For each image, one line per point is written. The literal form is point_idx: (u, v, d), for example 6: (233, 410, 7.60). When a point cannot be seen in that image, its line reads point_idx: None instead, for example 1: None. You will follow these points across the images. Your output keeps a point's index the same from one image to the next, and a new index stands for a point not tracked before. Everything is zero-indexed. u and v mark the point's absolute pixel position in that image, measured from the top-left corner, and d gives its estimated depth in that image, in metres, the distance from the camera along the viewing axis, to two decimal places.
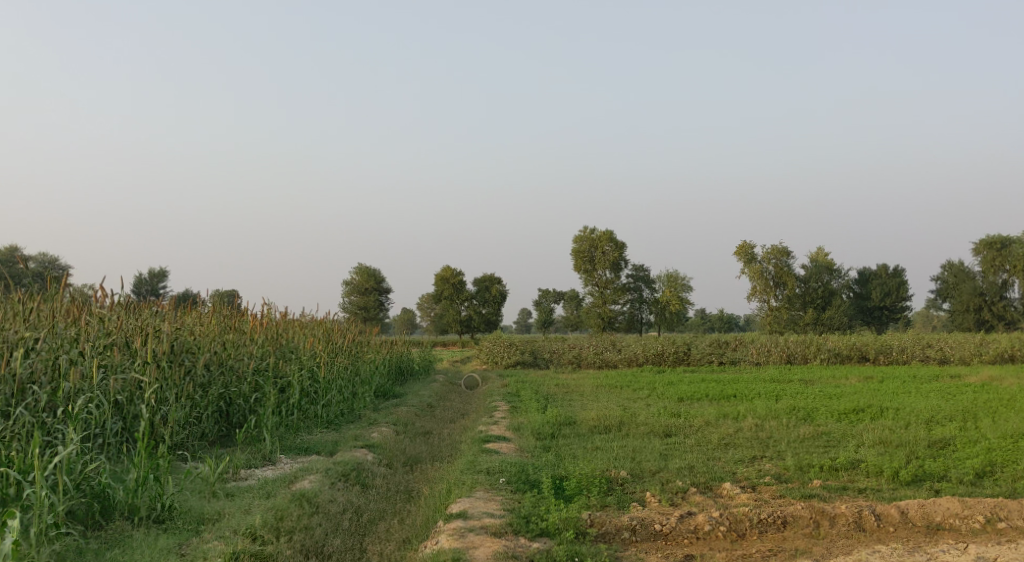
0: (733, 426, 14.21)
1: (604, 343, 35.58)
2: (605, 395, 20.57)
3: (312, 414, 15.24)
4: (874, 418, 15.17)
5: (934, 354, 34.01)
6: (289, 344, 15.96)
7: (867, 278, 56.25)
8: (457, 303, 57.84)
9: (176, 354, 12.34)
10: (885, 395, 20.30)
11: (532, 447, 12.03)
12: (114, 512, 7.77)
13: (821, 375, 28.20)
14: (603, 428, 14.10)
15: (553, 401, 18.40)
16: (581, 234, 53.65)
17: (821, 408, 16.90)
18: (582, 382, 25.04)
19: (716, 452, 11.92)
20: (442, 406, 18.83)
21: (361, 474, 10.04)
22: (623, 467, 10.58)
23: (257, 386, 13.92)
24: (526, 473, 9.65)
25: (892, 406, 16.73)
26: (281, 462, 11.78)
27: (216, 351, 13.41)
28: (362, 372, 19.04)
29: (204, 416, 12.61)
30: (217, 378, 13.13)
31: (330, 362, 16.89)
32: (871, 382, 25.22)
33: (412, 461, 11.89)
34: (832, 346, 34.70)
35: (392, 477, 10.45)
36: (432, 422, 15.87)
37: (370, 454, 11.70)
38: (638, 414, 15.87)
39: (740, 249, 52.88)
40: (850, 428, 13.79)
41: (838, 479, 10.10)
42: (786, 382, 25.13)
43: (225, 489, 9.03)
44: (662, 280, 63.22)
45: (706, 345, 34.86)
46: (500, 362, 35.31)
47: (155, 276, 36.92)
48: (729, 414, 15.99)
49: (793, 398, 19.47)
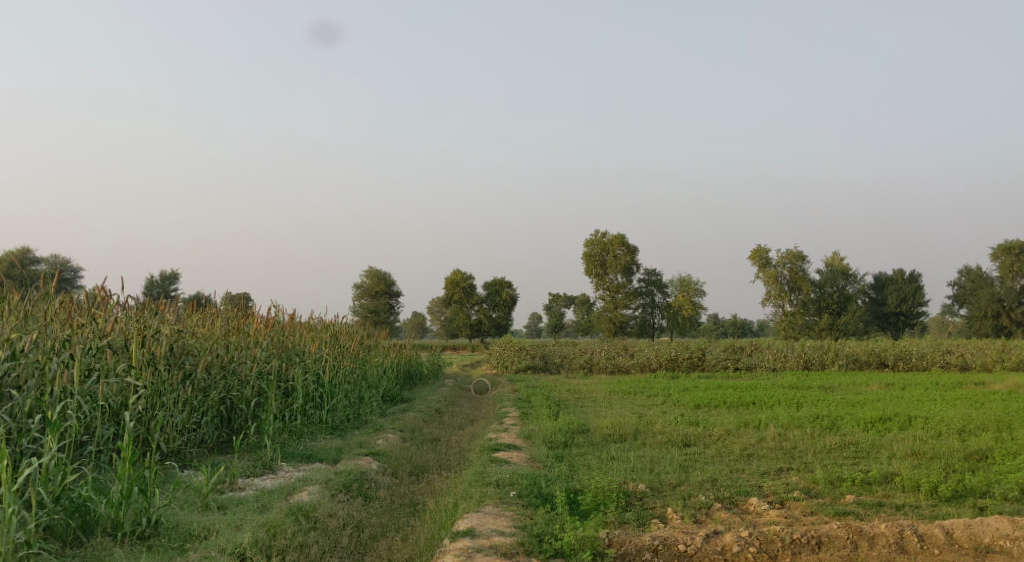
0: (755, 436, 13.58)
1: (616, 347, 34.92)
2: (619, 402, 19.92)
3: (316, 420, 14.64)
4: (903, 428, 14.49)
5: (955, 360, 33.21)
6: (295, 346, 15.39)
7: (882, 284, 55.26)
8: (468, 307, 57.31)
9: (173, 358, 11.79)
10: (911, 403, 19.59)
11: (544, 457, 11.43)
12: (96, 527, 7.20)
13: (840, 383, 27.46)
14: (617, 437, 13.49)
15: (565, 408, 17.78)
16: (592, 238, 53.05)
17: (846, 416, 16.22)
18: (595, 388, 24.36)
19: (739, 463, 11.29)
20: (450, 411, 18.26)
21: (364, 485, 9.44)
22: (642, 480, 9.97)
23: (260, 389, 13.36)
24: (538, 485, 9.03)
25: (920, 415, 16.04)
26: (282, 470, 11.20)
27: (217, 354, 12.86)
28: (369, 376, 18.45)
29: (203, 422, 12.05)
30: (218, 382, 12.58)
31: (336, 365, 16.30)
32: (894, 389, 24.48)
33: (418, 471, 11.33)
34: (850, 352, 34.00)
35: (397, 488, 9.84)
36: (440, 428, 15.31)
37: (374, 463, 11.11)
38: (654, 422, 15.23)
39: (754, 252, 52.20)
40: (879, 438, 13.14)
41: (873, 494, 9.46)
42: (805, 389, 24.44)
43: (217, 501, 8.44)
44: (675, 285, 62.56)
45: (720, 352, 34.17)
46: (510, 367, 34.69)
47: (166, 279, 36.54)
48: (749, 423, 15.34)
49: (814, 406, 18.78)
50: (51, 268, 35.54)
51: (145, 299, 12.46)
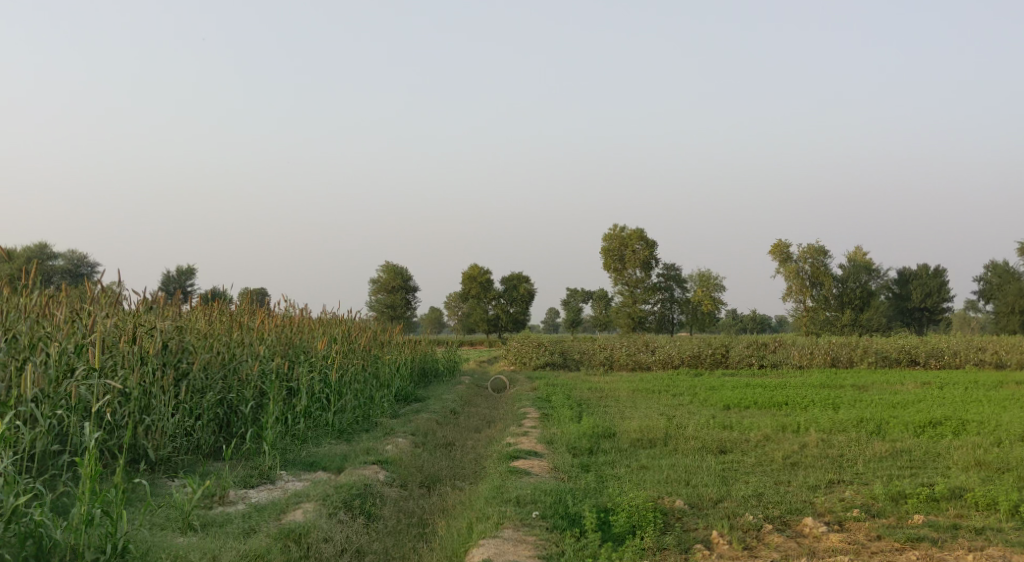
0: (796, 442, 12.46)
1: (637, 343, 33.73)
2: (643, 401, 18.79)
3: (322, 423, 13.62)
4: (957, 434, 13.29)
5: (989, 357, 31.84)
6: (302, 344, 14.41)
7: (906, 278, 53.74)
8: (485, 302, 56.43)
9: (167, 356, 10.93)
10: (954, 404, 18.36)
11: (568, 466, 10.39)
12: (53, 558, 6.24)
13: (874, 382, 26.16)
14: (647, 442, 12.42)
15: (587, 409, 16.71)
16: (610, 232, 52.03)
17: (893, 419, 15.04)
18: (617, 387, 23.22)
19: (784, 474, 10.20)
20: (466, 412, 17.23)
21: (368, 501, 8.41)
22: (678, 494, 8.93)
23: (262, 390, 12.41)
24: (565, 504, 7.97)
25: (973, 418, 14.84)
26: (281, 481, 10.20)
27: (216, 352, 11.91)
28: (381, 374, 17.47)
29: (197, 426, 11.09)
30: (216, 382, 11.62)
31: (346, 363, 15.27)
32: (931, 389, 23.23)
33: (430, 482, 10.34)
34: (879, 349, 32.77)
35: (405, 503, 8.85)
36: (455, 431, 14.29)
37: (381, 474, 10.10)
38: (684, 425, 14.11)
39: (777, 247, 51.02)
40: (935, 445, 12.00)
41: (944, 514, 8.37)
42: (838, 388, 23.22)
43: (200, 521, 7.50)
44: (694, 281, 61.65)
45: (744, 347, 32.91)
46: (528, 363, 33.56)
47: (183, 274, 35.87)
48: (787, 426, 14.20)
49: (855, 407, 17.56)
50: (69, 264, 34.88)
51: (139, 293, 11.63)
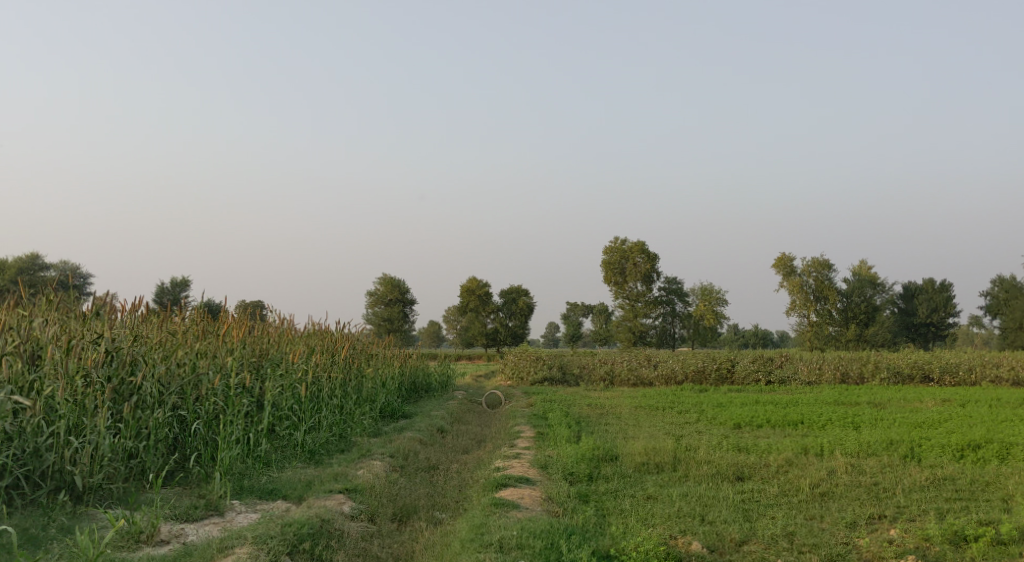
0: (823, 467, 10.99)
1: (639, 358, 32.28)
2: (648, 419, 17.38)
3: (290, 443, 12.12)
4: (1001, 460, 11.83)
5: (1007, 374, 30.17)
6: (275, 355, 12.90)
7: (912, 293, 52.10)
8: (484, 315, 55.05)
9: (113, 368, 9.50)
10: (984, 423, 16.81)
11: (564, 497, 8.93)
12: None
13: (891, 399, 24.60)
14: (652, 467, 11.00)
15: (587, 427, 15.26)
16: (612, 245, 50.56)
17: (926, 440, 13.54)
18: (619, 403, 21.78)
19: (815, 507, 8.75)
20: (455, 430, 15.79)
21: (321, 543, 7.03)
22: (695, 533, 7.52)
23: (224, 406, 10.92)
24: (559, 549, 6.58)
25: (1013, 441, 13.34)
26: (231, 513, 8.74)
27: (169, 363, 10.42)
28: (364, 389, 15.97)
29: (142, 448, 9.60)
30: (170, 396, 10.12)
31: (322, 376, 13.76)
32: (953, 407, 21.69)
33: (403, 515, 8.93)
34: (890, 364, 31.15)
35: (367, 542, 7.43)
36: (440, 453, 12.84)
37: (346, 505, 8.68)
38: (694, 447, 12.63)
39: (778, 260, 49.51)
40: (979, 472, 10.55)
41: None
42: (855, 406, 21.67)
43: None
44: (695, 294, 60.27)
45: (750, 363, 31.39)
46: (526, 378, 32.05)
47: (177, 285, 34.37)
48: (809, 448, 12.74)
49: (880, 427, 16.01)
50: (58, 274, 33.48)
51: (109, 301, 10.14)
